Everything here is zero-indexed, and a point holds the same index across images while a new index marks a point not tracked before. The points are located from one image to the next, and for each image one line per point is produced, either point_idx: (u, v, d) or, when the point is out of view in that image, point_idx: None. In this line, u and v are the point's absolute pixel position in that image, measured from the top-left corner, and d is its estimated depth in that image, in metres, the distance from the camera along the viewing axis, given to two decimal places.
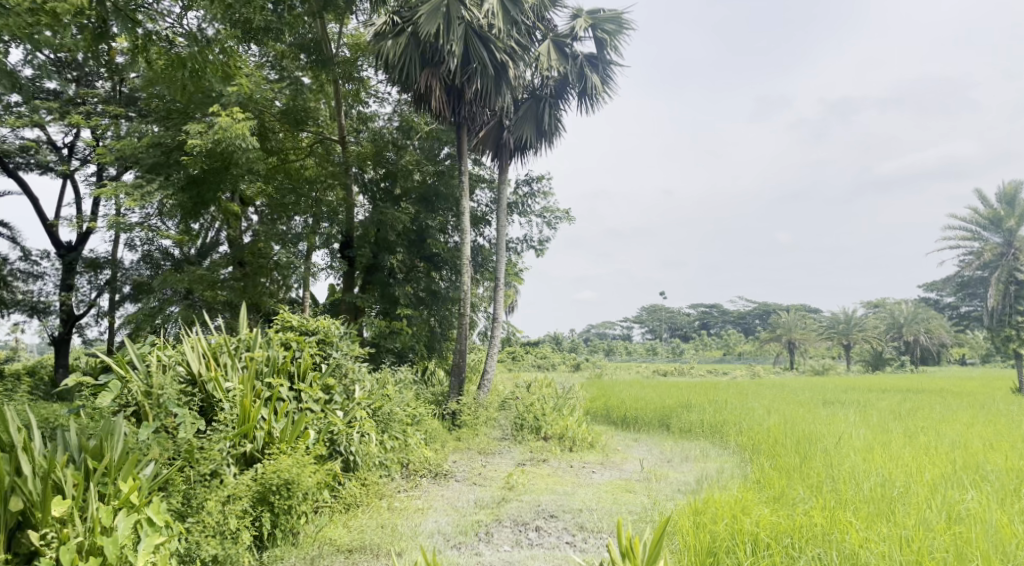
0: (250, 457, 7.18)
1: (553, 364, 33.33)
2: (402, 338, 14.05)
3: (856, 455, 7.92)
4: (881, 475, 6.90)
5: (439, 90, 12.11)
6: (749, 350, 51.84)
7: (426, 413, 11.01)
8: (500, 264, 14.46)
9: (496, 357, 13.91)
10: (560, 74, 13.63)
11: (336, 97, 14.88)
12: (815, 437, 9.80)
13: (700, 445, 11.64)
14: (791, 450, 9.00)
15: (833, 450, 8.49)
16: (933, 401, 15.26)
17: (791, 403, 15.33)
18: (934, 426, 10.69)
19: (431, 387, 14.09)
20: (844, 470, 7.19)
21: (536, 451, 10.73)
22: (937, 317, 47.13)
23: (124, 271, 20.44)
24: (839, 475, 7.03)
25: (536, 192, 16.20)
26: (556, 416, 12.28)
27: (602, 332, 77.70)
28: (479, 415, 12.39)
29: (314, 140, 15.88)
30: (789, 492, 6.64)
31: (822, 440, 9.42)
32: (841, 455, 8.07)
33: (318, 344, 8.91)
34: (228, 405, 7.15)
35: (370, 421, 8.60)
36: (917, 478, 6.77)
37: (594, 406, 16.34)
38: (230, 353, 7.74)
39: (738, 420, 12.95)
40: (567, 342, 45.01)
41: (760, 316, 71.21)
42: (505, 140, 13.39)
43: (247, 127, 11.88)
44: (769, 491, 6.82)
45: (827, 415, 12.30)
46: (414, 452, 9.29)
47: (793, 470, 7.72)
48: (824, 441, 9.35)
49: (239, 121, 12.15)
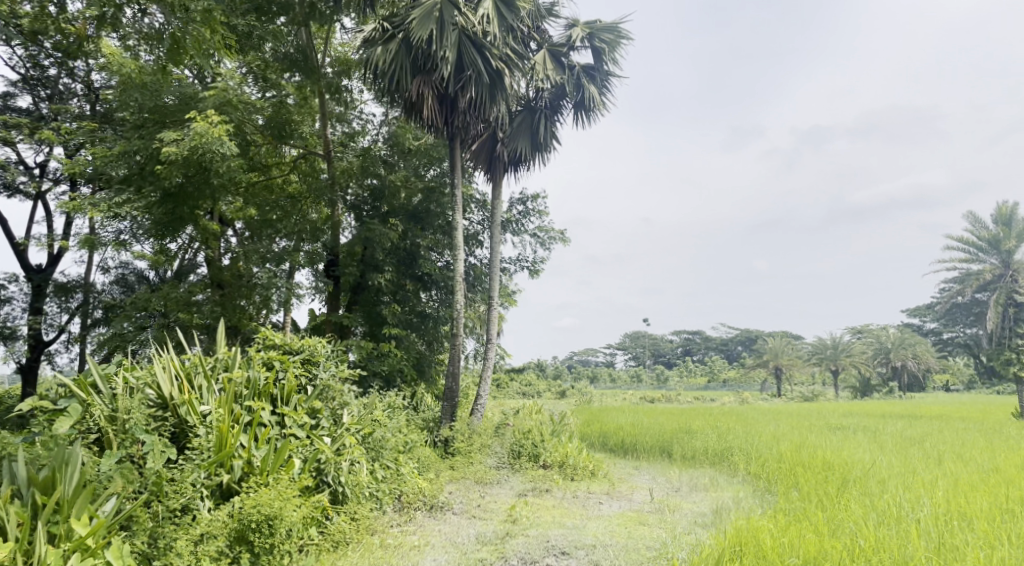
0: (227, 490, 6.40)
1: (539, 392, 32.45)
2: (391, 361, 13.30)
3: (893, 485, 7.33)
4: (930, 505, 6.32)
5: (431, 99, 11.62)
6: (735, 377, 51.27)
7: (419, 440, 10.26)
8: (495, 283, 13.79)
9: (490, 380, 13.23)
10: (556, 85, 13.18)
11: (323, 110, 14.28)
12: (840, 464, 9.21)
13: (710, 474, 10.99)
14: (814, 478, 8.39)
15: (866, 477, 7.90)
16: (941, 427, 14.74)
17: (796, 428, 14.78)
18: (957, 451, 10.15)
19: (422, 412, 13.31)
20: (887, 500, 6.60)
21: (537, 481, 9.99)
22: (922, 342, 47.14)
23: (97, 294, 19.56)
24: (885, 505, 6.44)
25: (530, 211, 15.66)
26: (555, 442, 11.57)
27: (585, 358, 77.02)
28: (474, 442, 11.63)
29: (298, 157, 15.26)
30: (836, 526, 5.99)
31: (848, 467, 8.81)
32: (875, 484, 7.48)
33: (303, 364, 8.18)
34: (203, 430, 6.39)
35: (360, 448, 7.82)
36: (974, 509, 6.19)
37: (590, 433, 15.62)
38: (206, 374, 6.99)
39: (744, 447, 12.32)
40: (551, 369, 44.18)
41: (745, 342, 70.95)
42: (499, 153, 12.92)
43: (226, 132, 11.34)
44: (811, 524, 6.16)
45: (838, 441, 11.73)
46: (407, 483, 8.53)
47: (830, 500, 7.08)
48: (849, 468, 8.76)
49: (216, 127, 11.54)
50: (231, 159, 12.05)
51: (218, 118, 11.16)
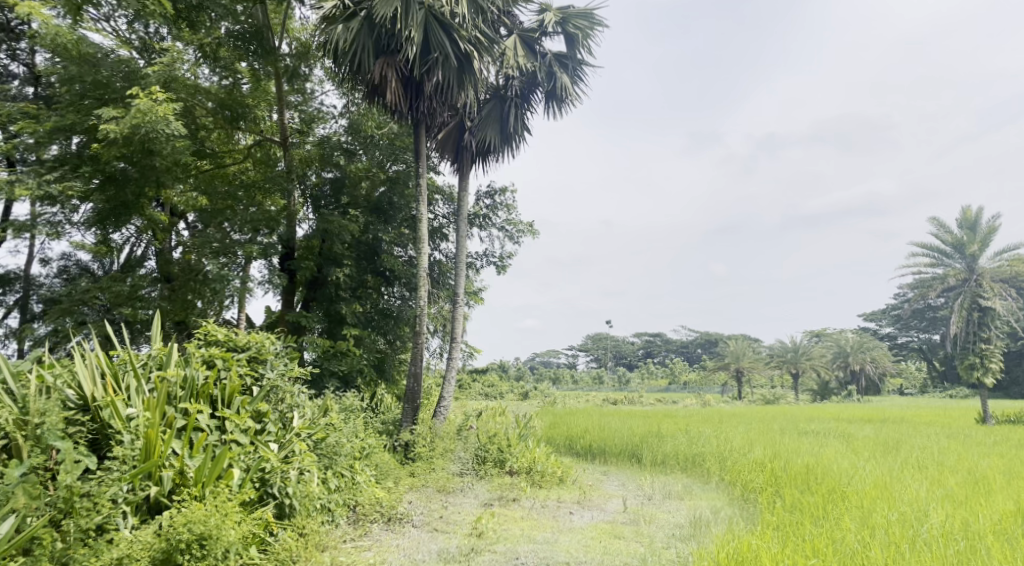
0: (154, 505, 5.60)
1: (501, 393, 31.70)
2: (348, 360, 12.49)
3: (887, 495, 6.98)
4: (935, 521, 5.95)
5: (395, 81, 10.86)
6: (696, 379, 51.37)
7: (377, 445, 9.54)
8: (460, 279, 13.07)
9: (453, 382, 12.56)
10: (527, 73, 12.56)
11: (279, 94, 13.33)
12: (822, 473, 8.79)
13: (685, 481, 10.50)
14: (798, 488, 7.99)
15: (853, 488, 7.47)
16: (909, 432, 14.60)
17: (766, 432, 14.48)
18: (936, 458, 9.92)
19: (382, 414, 12.56)
20: (887, 513, 6.27)
21: (503, 489, 9.35)
22: (879, 346, 48.01)
23: (37, 287, 18.27)
24: (889, 519, 6.09)
25: (498, 205, 15.04)
26: (522, 447, 10.95)
27: (547, 359, 76.54)
28: (436, 447, 10.94)
29: (252, 144, 14.27)
30: (841, 550, 5.45)
31: (831, 477, 8.39)
32: (867, 494, 7.14)
33: (249, 363, 7.38)
34: (127, 437, 5.58)
35: (312, 456, 7.04)
36: (984, 525, 5.88)
37: (556, 436, 15.07)
38: (136, 373, 6.17)
39: (717, 452, 11.93)
40: (513, 370, 43.56)
41: (704, 345, 71.50)
42: (466, 143, 12.28)
43: (172, 111, 10.39)
44: (810, 547, 5.62)
45: (814, 447, 11.42)
46: (364, 492, 7.81)
47: (823, 513, 6.62)
48: (832, 478, 8.35)
49: (160, 103, 10.55)
50: (178, 140, 11.10)
51: (163, 94, 10.19)
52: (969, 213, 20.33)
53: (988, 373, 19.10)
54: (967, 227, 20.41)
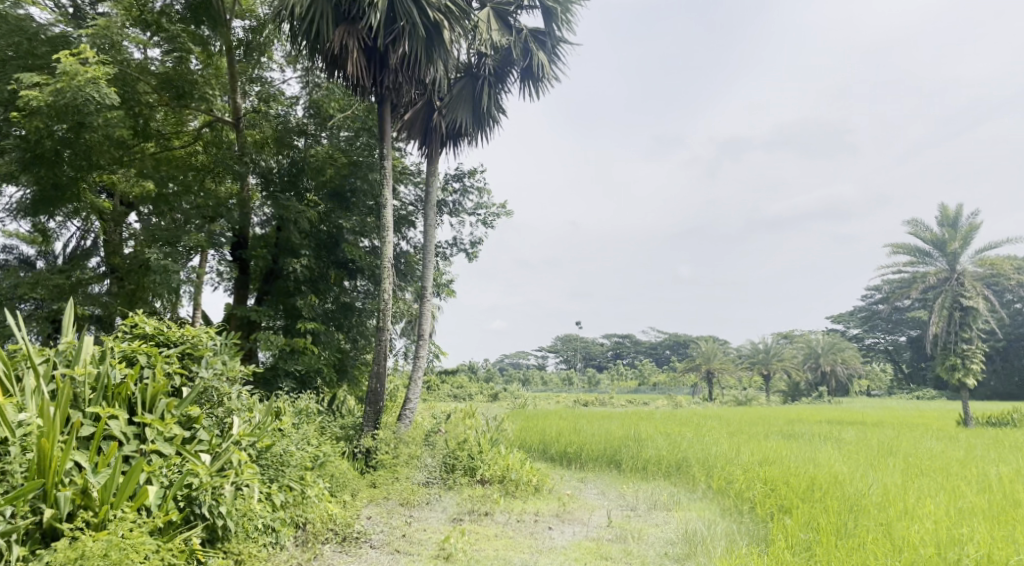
0: (49, 532, 4.53)
1: (471, 395, 30.64)
2: (306, 360, 11.49)
3: (908, 514, 6.31)
4: (972, 551, 5.30)
5: (357, 52, 9.80)
6: (666, 381, 51.00)
7: (333, 452, 8.54)
8: (429, 270, 12.09)
9: (420, 381, 11.65)
10: (502, 49, 11.63)
11: (230, 70, 12.09)
12: (825, 489, 8.06)
13: (670, 490, 9.71)
14: (806, 505, 7.28)
15: (867, 506, 6.72)
16: (898, 437, 14.07)
17: (749, 436, 13.84)
18: (936, 467, 9.34)
19: (342, 417, 11.52)
20: (916, 539, 5.59)
21: (475, 501, 8.42)
22: (849, 348, 48.21)
23: None
24: (920, 547, 5.42)
25: (469, 189, 14.13)
26: (494, 454, 10.04)
27: (516, 360, 75.56)
28: (399, 454, 9.98)
29: (202, 126, 12.68)
30: None
31: (838, 491, 7.67)
32: (885, 511, 6.46)
33: (180, 361, 6.30)
34: (13, 449, 4.48)
35: (252, 468, 5.98)
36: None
37: (529, 439, 14.21)
38: (33, 371, 5.06)
39: (702, 457, 11.18)
40: (483, 371, 42.57)
41: (674, 347, 71.49)
42: (435, 124, 11.32)
43: (104, 75, 9.21)
44: None
45: (806, 455, 10.77)
46: (314, 507, 6.80)
47: (841, 539, 5.83)
48: (837, 494, 7.59)
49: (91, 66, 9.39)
50: (111, 112, 9.91)
51: (92, 55, 9.04)
52: (949, 211, 20.07)
53: (969, 374, 19.21)
54: (946, 225, 20.15)
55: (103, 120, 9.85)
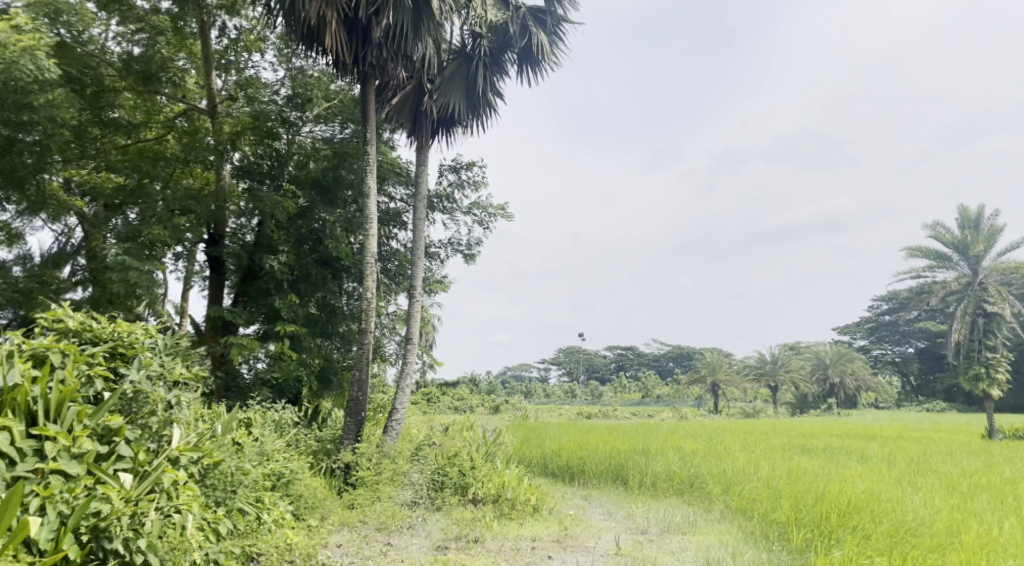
0: None
1: (470, 406, 29.48)
2: (283, 367, 10.47)
3: None
4: None
5: (336, 23, 8.84)
6: (670, 393, 49.80)
7: (304, 467, 7.57)
8: (419, 271, 11.07)
9: (408, 390, 10.63)
10: (500, 27, 10.60)
11: (204, 51, 11.10)
12: (866, 516, 7.06)
13: (684, 511, 8.65)
14: (851, 537, 6.29)
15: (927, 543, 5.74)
16: (929, 451, 12.98)
17: (767, 450, 12.81)
18: (986, 489, 8.30)
19: (321, 429, 10.51)
20: None
21: (464, 524, 7.37)
22: (859, 359, 47.05)
23: None
24: None
25: (464, 184, 13.18)
26: (488, 470, 8.97)
27: (517, 372, 74.34)
28: (382, 471, 8.94)
29: (176, 114, 11.65)
30: None
31: (887, 524, 6.68)
32: None
33: (110, 363, 5.21)
34: None
35: (188, 491, 4.95)
36: None
37: (527, 451, 13.18)
38: None
39: (716, 472, 10.14)
40: (484, 383, 41.31)
41: (677, 358, 70.28)
42: (425, 109, 10.33)
43: (41, 44, 8.11)
44: None
45: (833, 472, 9.73)
46: (270, 537, 5.83)
47: None
48: (887, 529, 6.54)
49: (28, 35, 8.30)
50: (56, 90, 8.90)
51: (27, 21, 7.95)
52: (970, 211, 19.16)
53: (994, 384, 17.86)
54: (968, 226, 19.23)
55: (48, 98, 8.84)
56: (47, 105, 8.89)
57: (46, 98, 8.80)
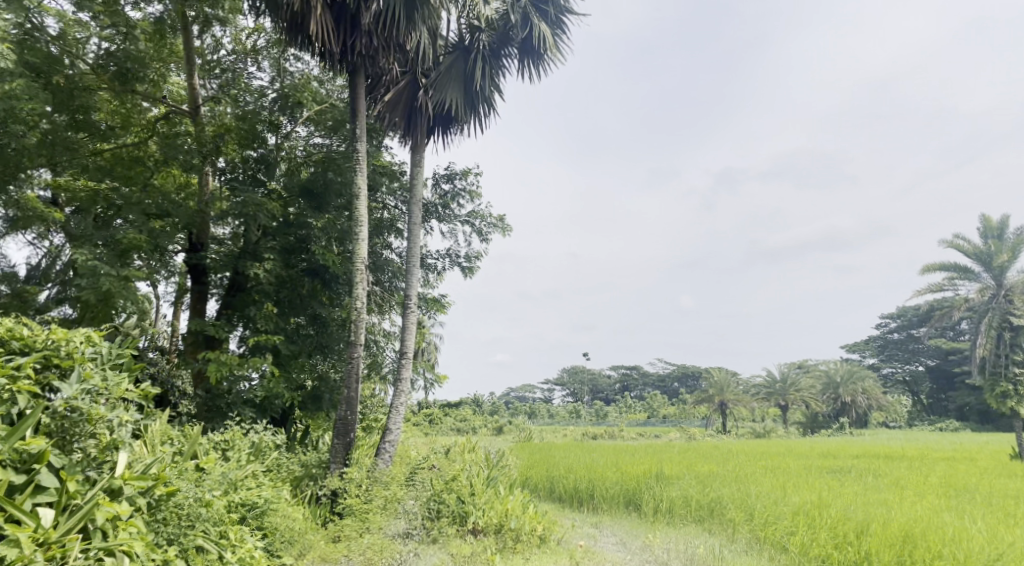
0: None
1: (472, 427, 28.35)
2: (266, 385, 9.70)
3: None
4: None
5: (322, 9, 8.19)
6: (676, 413, 48.50)
7: (281, 494, 6.74)
8: (413, 281, 10.30)
9: (402, 409, 9.80)
10: (499, 21, 9.94)
11: (186, 48, 10.47)
12: (922, 557, 6.30)
13: (707, 541, 7.78)
14: None
15: None
16: (965, 473, 12.06)
17: (788, 473, 11.89)
18: None
19: (307, 453, 9.68)
20: None
21: (463, 560, 6.51)
22: (870, 377, 45.91)
23: None
24: None
25: (461, 191, 12.47)
26: (489, 497, 8.11)
27: (522, 394, 72.96)
28: (373, 499, 8.07)
29: (157, 117, 11.02)
30: None
31: None
32: None
33: (39, 377, 4.37)
34: None
35: (130, 527, 4.17)
36: None
37: (532, 476, 12.26)
38: None
39: (737, 497, 9.25)
40: (487, 404, 40.21)
41: (683, 378, 69.02)
42: (419, 106, 9.66)
43: None
44: None
45: (869, 498, 8.84)
46: None
47: None
48: None
49: None
50: (17, 80, 8.28)
51: None
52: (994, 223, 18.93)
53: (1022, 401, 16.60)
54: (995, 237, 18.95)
55: (8, 88, 8.22)
56: (7, 96, 8.25)
57: (6, 89, 8.17)
